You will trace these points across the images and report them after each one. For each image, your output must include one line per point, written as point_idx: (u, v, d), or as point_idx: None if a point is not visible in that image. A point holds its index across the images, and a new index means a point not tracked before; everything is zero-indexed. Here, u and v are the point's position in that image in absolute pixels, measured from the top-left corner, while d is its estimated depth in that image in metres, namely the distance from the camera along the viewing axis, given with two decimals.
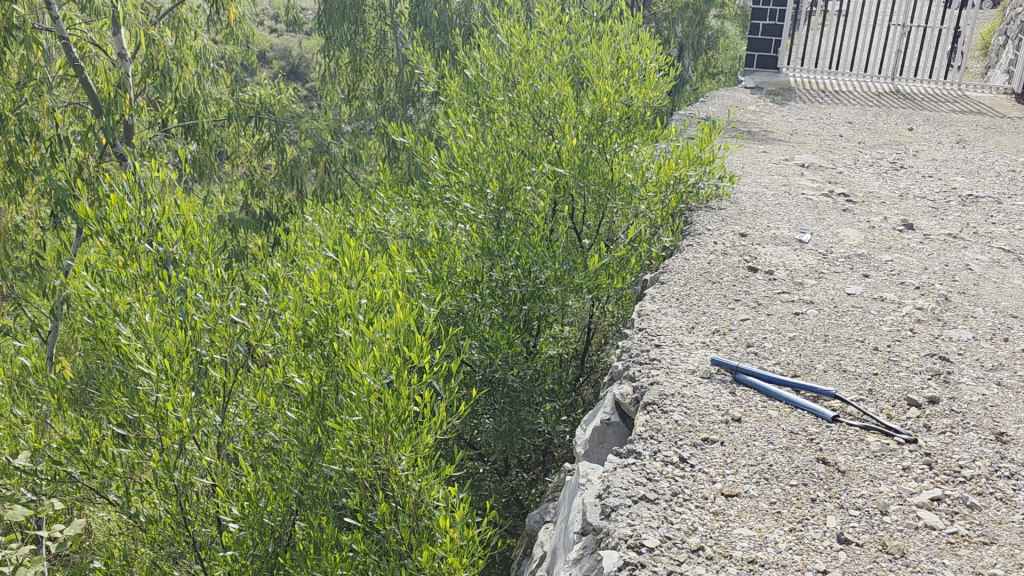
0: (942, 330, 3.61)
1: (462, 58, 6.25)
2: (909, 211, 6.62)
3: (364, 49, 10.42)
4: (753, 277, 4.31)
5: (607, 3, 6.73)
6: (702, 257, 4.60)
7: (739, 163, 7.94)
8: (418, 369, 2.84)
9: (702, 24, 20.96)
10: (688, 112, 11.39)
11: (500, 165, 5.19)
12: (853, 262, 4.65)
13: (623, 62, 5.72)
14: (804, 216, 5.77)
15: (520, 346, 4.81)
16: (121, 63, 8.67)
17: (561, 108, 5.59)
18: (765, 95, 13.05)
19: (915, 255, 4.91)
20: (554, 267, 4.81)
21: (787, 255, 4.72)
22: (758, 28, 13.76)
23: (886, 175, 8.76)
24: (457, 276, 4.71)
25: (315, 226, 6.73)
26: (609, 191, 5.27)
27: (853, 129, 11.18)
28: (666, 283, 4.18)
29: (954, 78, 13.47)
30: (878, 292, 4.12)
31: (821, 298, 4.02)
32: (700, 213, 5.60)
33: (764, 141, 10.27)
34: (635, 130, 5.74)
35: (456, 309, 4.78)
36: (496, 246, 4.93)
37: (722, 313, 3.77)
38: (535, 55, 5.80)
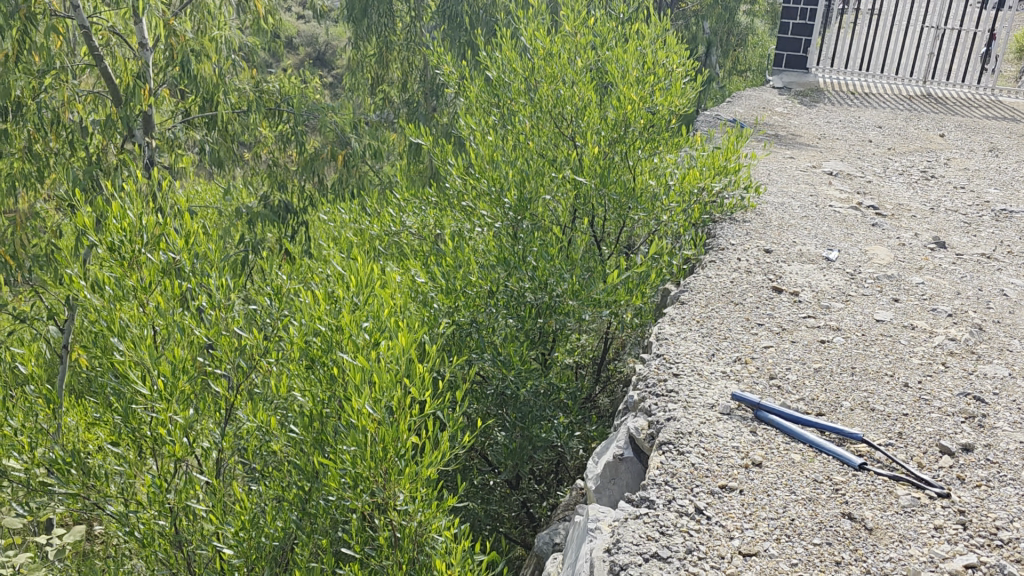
0: (977, 365, 3.44)
1: (484, 57, 6.10)
2: (940, 226, 6.42)
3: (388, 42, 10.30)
4: (777, 298, 4.15)
5: (635, 4, 6.57)
6: (725, 274, 4.44)
7: (765, 170, 7.76)
8: (420, 401, 2.76)
9: (731, 20, 20.68)
10: (714, 114, 11.21)
11: (516, 174, 5.10)
12: (882, 284, 4.48)
13: (649, 67, 5.56)
14: (831, 231, 5.60)
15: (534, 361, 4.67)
16: (141, 53, 8.59)
17: (583, 113, 5.43)
18: (793, 97, 12.81)
19: (947, 277, 4.73)
20: (572, 280, 4.69)
21: (812, 275, 4.56)
22: (787, 27, 13.57)
23: (917, 185, 8.54)
24: (464, 282, 4.60)
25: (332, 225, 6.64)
26: (631, 202, 5.06)
27: (883, 134, 10.93)
28: (687, 303, 4.03)
29: (988, 82, 13.15)
30: (908, 319, 3.95)
31: (848, 324, 3.86)
32: (724, 225, 5.44)
33: (792, 146, 10.07)
34: (660, 138, 5.56)
35: (470, 321, 4.59)
36: (513, 256, 4.77)
37: (744, 338, 3.62)
38: (559, 58, 5.61)
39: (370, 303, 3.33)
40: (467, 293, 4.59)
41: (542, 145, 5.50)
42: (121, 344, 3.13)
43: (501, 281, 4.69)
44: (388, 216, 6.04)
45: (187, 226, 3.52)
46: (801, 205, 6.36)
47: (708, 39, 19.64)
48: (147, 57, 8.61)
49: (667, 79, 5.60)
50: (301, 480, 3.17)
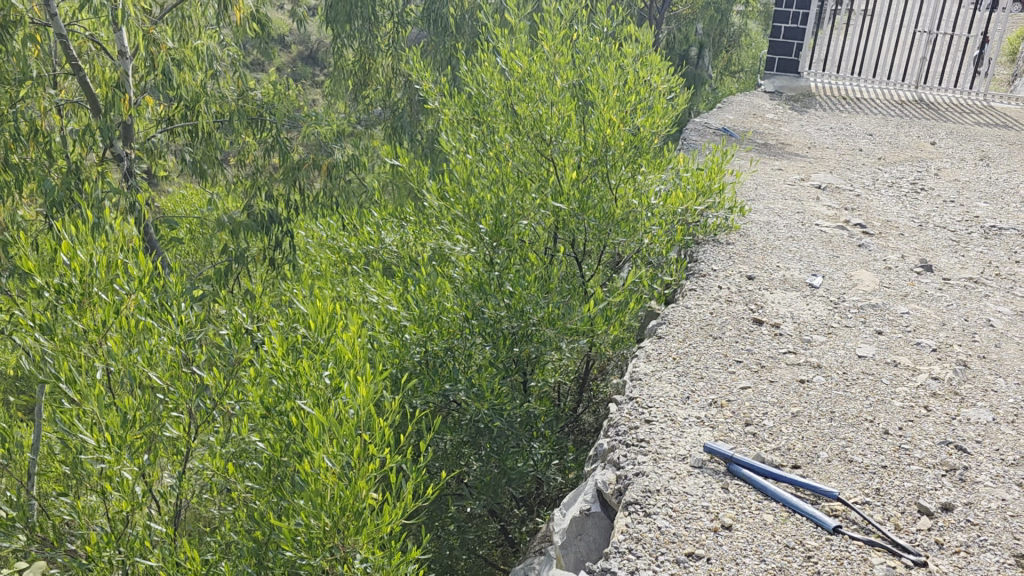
0: (960, 408, 3.33)
1: (464, 72, 5.97)
2: (928, 245, 6.32)
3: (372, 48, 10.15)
4: (758, 331, 4.05)
5: (618, 17, 6.47)
6: (705, 304, 4.33)
7: (752, 185, 7.66)
8: (376, 461, 2.65)
9: (724, 22, 20.64)
10: (704, 122, 11.10)
11: (494, 196, 5.02)
12: (866, 315, 4.37)
13: (632, 85, 5.44)
14: (816, 253, 5.50)
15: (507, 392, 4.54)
16: (121, 61, 8.49)
17: (564, 134, 5.31)
18: (784, 103, 12.70)
19: (933, 306, 4.62)
20: (549, 307, 4.60)
21: (795, 304, 4.45)
22: (779, 31, 13.41)
23: (906, 199, 8.44)
24: (432, 306, 4.50)
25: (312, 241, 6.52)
26: (610, 227, 5.08)
27: (874, 143, 10.84)
28: (664, 337, 3.92)
29: (981, 88, 13.06)
30: (891, 355, 3.84)
31: (829, 361, 3.75)
32: (707, 247, 5.34)
33: (781, 156, 9.97)
34: (645, 156, 5.46)
35: (444, 349, 4.50)
36: (489, 283, 4.68)
37: (720, 378, 3.51)
38: (538, 78, 5.47)
39: (333, 345, 3.23)
40: (438, 326, 4.48)
41: (522, 165, 5.39)
42: (70, 394, 2.99)
43: (477, 308, 4.57)
44: (366, 234, 5.92)
45: (143, 266, 3.35)
46: (787, 224, 6.25)
47: (701, 42, 19.53)
48: (128, 66, 8.50)
49: (649, 98, 5.51)
50: (259, 531, 3.05)
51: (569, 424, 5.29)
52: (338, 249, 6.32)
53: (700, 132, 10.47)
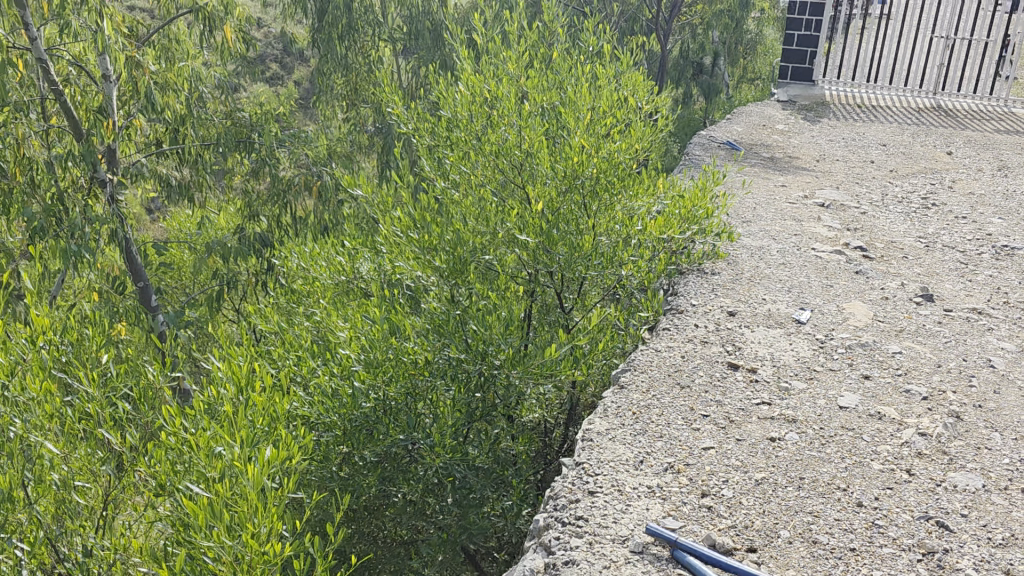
0: (947, 471, 2.99)
1: (437, 94, 5.70)
2: (933, 269, 5.94)
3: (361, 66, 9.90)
4: (732, 378, 3.71)
5: (603, 32, 6.18)
6: (677, 347, 4.00)
7: (750, 206, 7.29)
8: (253, 545, 2.47)
9: (739, 29, 20.27)
10: (708, 135, 10.72)
11: (458, 228, 4.78)
12: (853, 356, 4.03)
13: (608, 109, 5.31)
14: (809, 282, 5.15)
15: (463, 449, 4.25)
16: (105, 85, 8.29)
17: (537, 160, 5.06)
18: (796, 112, 12.30)
19: (929, 343, 4.26)
20: (512, 347, 4.31)
21: (777, 344, 4.11)
22: (792, 38, 12.97)
23: (916, 216, 8.05)
24: (389, 343, 4.25)
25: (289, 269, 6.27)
26: (580, 260, 4.79)
27: (886, 154, 10.42)
28: (627, 386, 3.60)
29: (1001, 93, 12.58)
30: (877, 406, 3.49)
31: (807, 414, 3.41)
32: (690, 277, 5.07)
33: (787, 170, 9.58)
34: (626, 181, 5.20)
35: (403, 394, 4.26)
36: (449, 323, 4.41)
37: (682, 436, 3.18)
38: (506, 102, 5.25)
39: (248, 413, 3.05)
40: (389, 369, 4.26)
41: (493, 192, 5.15)
42: None
43: (437, 348, 4.30)
44: (339, 264, 5.66)
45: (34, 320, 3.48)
46: (781, 249, 5.90)
47: (715, 50, 19.13)
48: (111, 90, 8.31)
49: (626, 124, 5.39)
50: None
51: (545, 465, 5.01)
52: (310, 279, 6.03)
53: (704, 147, 10.10)
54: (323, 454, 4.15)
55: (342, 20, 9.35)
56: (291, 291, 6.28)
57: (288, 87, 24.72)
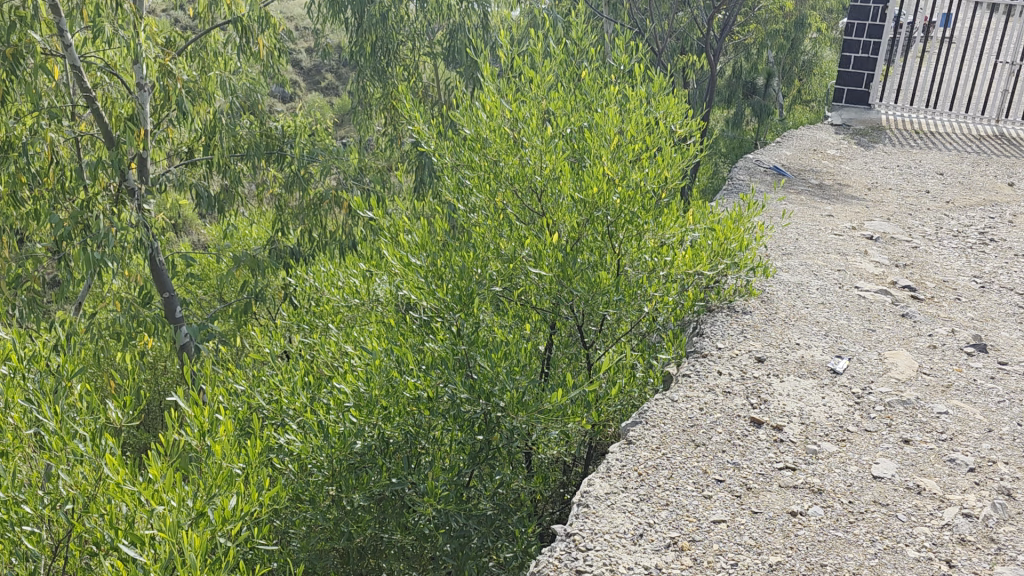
0: (993, 564, 2.60)
1: (459, 111, 5.46)
2: (989, 315, 5.49)
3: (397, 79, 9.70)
4: (754, 437, 3.35)
5: (638, 54, 5.89)
6: (696, 397, 3.64)
7: (793, 238, 6.89)
8: None
9: (795, 50, 19.72)
10: (755, 159, 10.30)
11: (464, 258, 4.44)
12: (893, 415, 3.64)
13: (636, 134, 5.05)
14: (849, 325, 4.77)
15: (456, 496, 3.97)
16: (137, 93, 8.04)
17: (559, 186, 4.80)
18: (849, 137, 11.79)
19: (980, 403, 3.84)
20: (519, 390, 4.00)
21: (808, 397, 3.74)
22: (848, 60, 12.47)
23: (972, 252, 7.56)
24: (390, 374, 3.98)
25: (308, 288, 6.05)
26: (597, 298, 4.48)
27: (943, 183, 9.89)
28: (635, 443, 3.26)
29: None
30: (916, 477, 3.10)
31: (836, 485, 3.03)
32: (719, 317, 4.76)
33: (835, 198, 9.12)
34: (654, 211, 4.90)
35: (406, 434, 4.06)
36: (454, 358, 4.10)
37: (690, 505, 2.86)
38: (529, 124, 5.00)
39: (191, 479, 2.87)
40: (384, 404, 4.01)
41: (512, 217, 4.87)
42: None
43: (441, 385, 3.99)
44: (353, 286, 5.44)
45: None
46: (821, 286, 5.51)
47: (769, 70, 18.60)
48: (144, 99, 8.06)
49: (657, 149, 5.10)
50: None
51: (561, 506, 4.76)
52: (324, 300, 5.79)
53: (749, 171, 9.68)
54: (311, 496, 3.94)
55: (379, 31, 9.22)
56: (305, 310, 6.03)
57: (342, 97, 24.75)
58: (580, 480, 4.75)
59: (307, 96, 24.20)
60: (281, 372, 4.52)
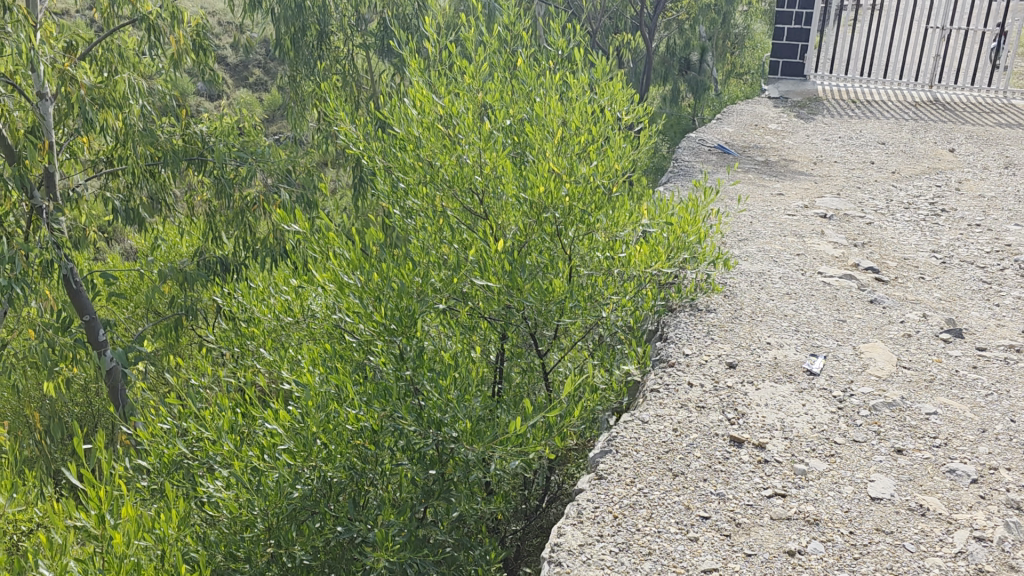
0: None
1: (388, 108, 5.04)
2: (954, 293, 5.28)
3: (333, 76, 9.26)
4: (737, 460, 3.02)
5: (573, 36, 5.52)
6: (668, 417, 3.30)
7: (747, 223, 6.61)
8: None
9: (726, 24, 19.55)
10: (699, 139, 10.02)
11: (403, 274, 4.02)
12: (879, 419, 3.35)
13: (581, 125, 4.71)
14: (818, 317, 4.49)
15: (407, 540, 3.58)
16: (38, 104, 7.27)
17: (502, 186, 4.44)
18: (789, 110, 11.58)
19: (966, 399, 3.58)
20: (472, 418, 3.62)
21: (787, 406, 3.42)
22: (782, 32, 12.30)
23: (925, 224, 7.39)
24: (328, 407, 3.61)
25: (238, 306, 5.57)
26: (550, 308, 4.12)
27: (886, 153, 9.75)
28: (606, 479, 2.91)
29: (999, 84, 11.91)
30: (917, 495, 2.81)
31: (833, 513, 2.71)
32: (681, 318, 4.43)
33: (784, 175, 8.89)
34: (605, 207, 4.56)
35: (350, 473, 3.69)
36: (397, 385, 3.69)
37: (675, 554, 2.52)
38: (464, 119, 4.59)
39: None
40: (324, 442, 3.64)
41: (453, 220, 4.48)
42: None
43: (385, 416, 3.63)
44: (287, 304, 5.01)
45: None
46: (784, 274, 5.22)
47: (703, 45, 18.35)
48: (46, 109, 7.29)
49: (603, 140, 4.78)
50: None
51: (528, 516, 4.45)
52: (254, 320, 5.29)
53: (694, 152, 9.40)
54: (248, 553, 3.54)
55: (297, 23, 8.67)
56: (233, 332, 5.55)
57: (270, 92, 23.93)
58: (541, 494, 4.47)
59: (235, 93, 23.48)
60: (211, 412, 4.07)
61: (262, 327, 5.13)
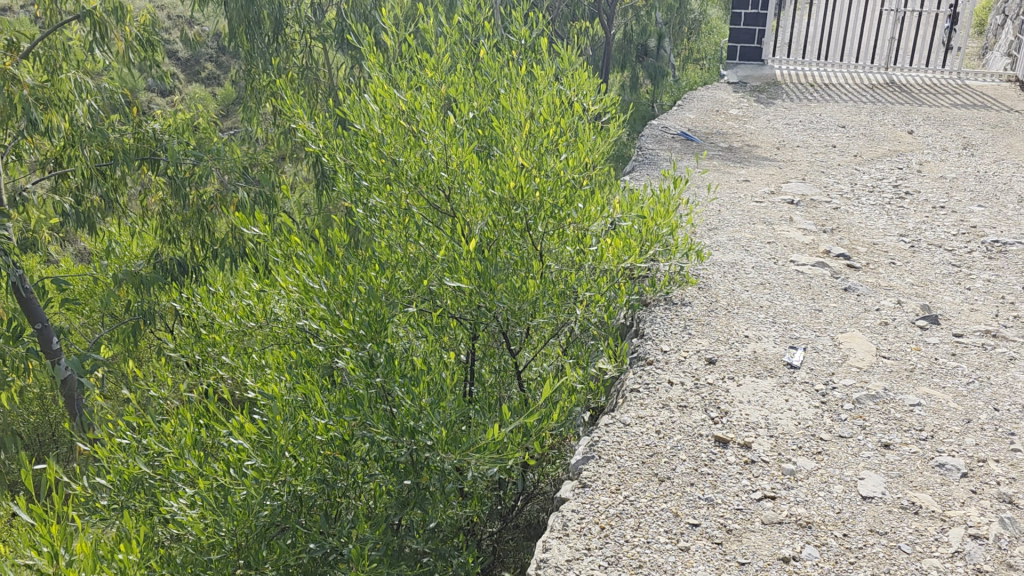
0: None
1: (348, 104, 4.87)
2: (924, 278, 5.26)
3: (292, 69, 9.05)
4: (724, 462, 2.93)
5: (535, 25, 5.37)
6: (651, 418, 3.20)
7: (715, 211, 6.54)
8: None
9: (682, 10, 19.53)
10: (663, 126, 9.94)
11: (370, 277, 3.86)
12: (863, 413, 3.28)
13: (548, 117, 4.58)
14: (794, 308, 4.42)
15: (382, 554, 3.44)
16: None
17: (469, 181, 4.29)
18: (748, 94, 11.54)
19: (948, 388, 3.53)
20: (447, 425, 3.48)
21: (771, 403, 3.34)
22: (740, 17, 12.27)
23: (890, 208, 7.40)
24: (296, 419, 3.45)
25: (199, 311, 5.37)
26: (523, 307, 3.99)
27: (847, 136, 9.77)
28: (590, 487, 2.81)
29: (954, 65, 12.01)
30: (908, 492, 2.75)
31: (826, 515, 2.64)
32: (657, 313, 4.32)
33: (748, 161, 8.85)
34: (576, 200, 4.43)
35: (321, 486, 3.54)
36: (367, 392, 3.54)
37: (667, 566, 2.42)
38: (427, 114, 4.43)
39: None
40: (293, 455, 3.48)
41: (419, 218, 4.32)
42: None
43: (356, 425, 3.50)
44: (249, 309, 4.82)
45: None
46: (756, 263, 5.15)
47: (659, 32, 18.31)
48: None
49: (571, 132, 4.68)
50: None
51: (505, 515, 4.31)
52: (215, 326, 5.10)
53: (658, 140, 9.31)
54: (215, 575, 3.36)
55: (249, 14, 8.41)
56: (192, 339, 5.35)
57: (223, 87, 23.42)
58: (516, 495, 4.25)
59: (187, 88, 22.95)
60: (173, 426, 3.89)
61: (224, 334, 4.94)
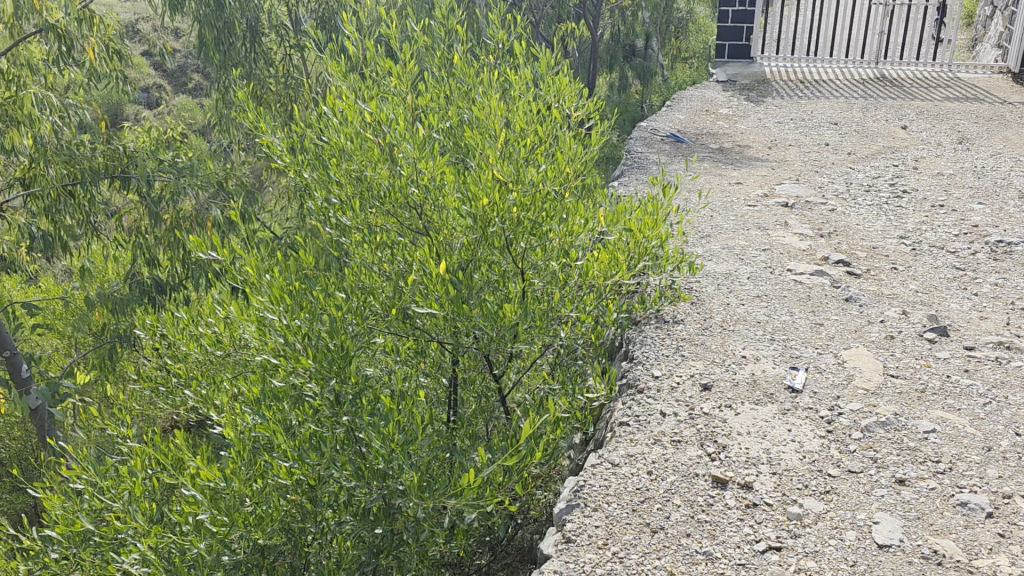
0: None
1: (313, 119, 4.61)
2: (928, 283, 4.99)
3: (267, 78, 8.73)
4: (723, 507, 2.65)
5: (510, 28, 5.08)
6: (641, 457, 2.92)
7: (708, 218, 6.25)
8: None
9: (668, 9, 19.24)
10: (652, 128, 9.66)
11: (335, 305, 3.56)
12: (873, 443, 3.00)
13: (525, 125, 4.29)
14: (793, 322, 4.14)
15: None
16: None
17: (443, 196, 3.99)
18: (737, 93, 11.26)
19: (963, 410, 3.26)
20: (420, 468, 3.16)
21: (771, 434, 3.06)
22: (728, 14, 11.98)
23: (887, 207, 7.13)
24: None
25: (166, 338, 5.06)
26: (503, 332, 3.67)
27: (840, 133, 9.50)
28: (573, 543, 2.53)
29: (944, 58, 11.76)
30: (929, 539, 2.47)
31: (839, 569, 2.36)
32: (647, 333, 4.02)
33: (740, 162, 8.57)
34: (557, 213, 4.15)
35: (284, 536, 3.26)
36: (332, 433, 3.23)
37: None
38: (393, 127, 4.15)
39: None
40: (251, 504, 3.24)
41: (391, 236, 4.06)
42: None
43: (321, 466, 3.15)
44: (216, 336, 4.51)
45: None
46: (751, 273, 4.87)
47: (646, 31, 17.99)
48: None
49: (551, 139, 4.41)
50: None
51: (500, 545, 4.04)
52: (185, 354, 4.86)
53: (648, 142, 9.03)
54: None
55: (220, 21, 7.99)
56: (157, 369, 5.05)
57: (207, 99, 23.08)
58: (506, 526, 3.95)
59: (172, 101, 22.64)
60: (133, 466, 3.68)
61: (197, 364, 4.70)
